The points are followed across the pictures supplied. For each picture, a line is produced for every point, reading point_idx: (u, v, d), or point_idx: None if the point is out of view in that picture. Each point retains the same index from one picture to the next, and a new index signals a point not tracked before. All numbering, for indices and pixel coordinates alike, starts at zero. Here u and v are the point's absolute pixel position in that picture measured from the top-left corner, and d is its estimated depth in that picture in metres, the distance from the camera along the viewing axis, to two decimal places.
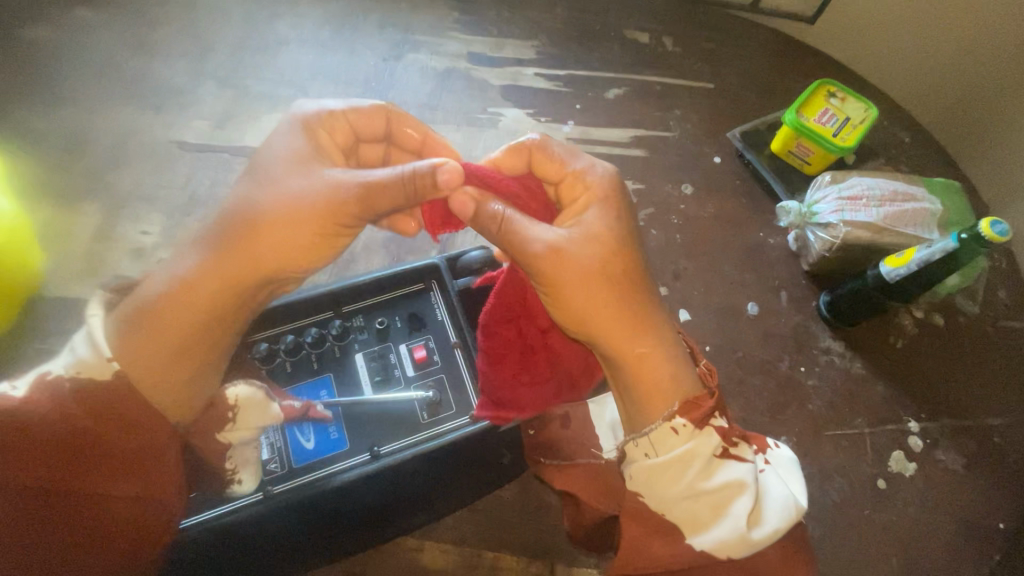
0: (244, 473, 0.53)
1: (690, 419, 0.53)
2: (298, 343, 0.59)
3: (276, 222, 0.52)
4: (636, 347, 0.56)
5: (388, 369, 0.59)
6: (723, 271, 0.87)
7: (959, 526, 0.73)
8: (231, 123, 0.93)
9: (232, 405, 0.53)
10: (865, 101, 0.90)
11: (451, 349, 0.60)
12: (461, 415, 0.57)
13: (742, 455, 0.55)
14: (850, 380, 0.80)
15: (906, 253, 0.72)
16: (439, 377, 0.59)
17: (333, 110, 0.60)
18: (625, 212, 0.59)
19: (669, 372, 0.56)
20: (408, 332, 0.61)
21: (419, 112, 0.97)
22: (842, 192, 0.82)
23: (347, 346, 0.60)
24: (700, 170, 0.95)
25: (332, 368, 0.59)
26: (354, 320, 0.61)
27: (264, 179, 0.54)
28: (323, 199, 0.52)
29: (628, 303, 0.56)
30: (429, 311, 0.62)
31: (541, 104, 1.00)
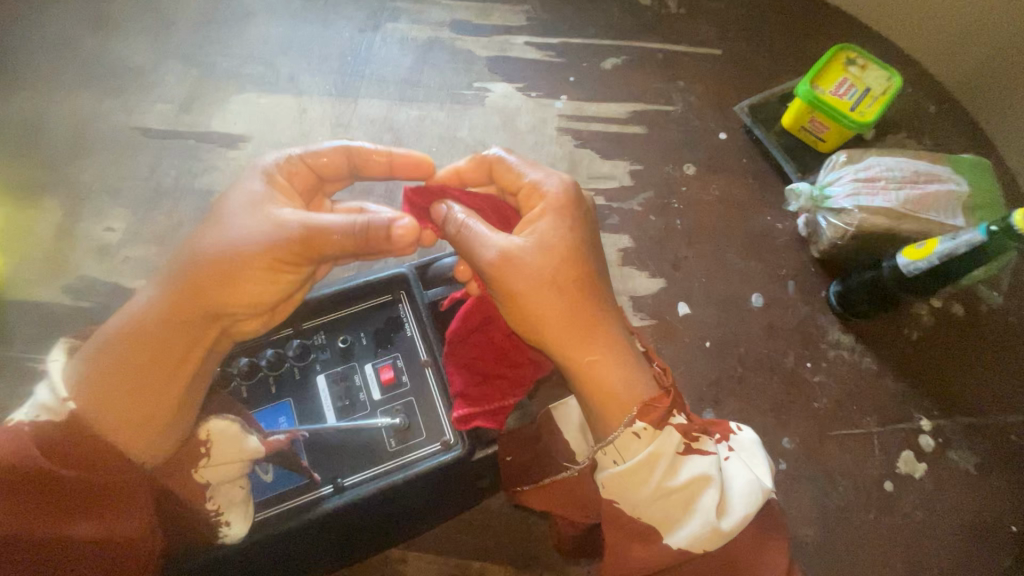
0: (231, 514, 0.48)
1: (648, 419, 0.49)
2: (253, 367, 0.53)
3: (225, 271, 0.49)
4: (590, 351, 0.50)
5: (353, 393, 0.53)
6: (726, 259, 0.81)
7: (969, 530, 0.69)
8: (198, 106, 0.86)
9: (204, 439, 0.48)
10: (888, 69, 0.81)
11: (422, 367, 0.54)
12: (430, 442, 0.51)
13: (705, 446, 0.51)
14: (859, 376, 0.76)
15: (927, 245, 0.66)
16: (408, 401, 0.53)
17: (292, 154, 0.57)
18: (586, 218, 0.55)
19: (629, 379, 0.50)
20: (374, 350, 0.55)
21: (399, 89, 0.90)
22: (859, 173, 0.76)
23: (308, 368, 0.54)
24: (704, 147, 0.88)
25: (290, 392, 0.53)
26: (315, 337, 0.56)
27: (213, 227, 0.50)
28: (271, 245, 0.49)
29: (583, 306, 0.51)
30: (399, 325, 0.56)
31: (531, 77, 0.92)
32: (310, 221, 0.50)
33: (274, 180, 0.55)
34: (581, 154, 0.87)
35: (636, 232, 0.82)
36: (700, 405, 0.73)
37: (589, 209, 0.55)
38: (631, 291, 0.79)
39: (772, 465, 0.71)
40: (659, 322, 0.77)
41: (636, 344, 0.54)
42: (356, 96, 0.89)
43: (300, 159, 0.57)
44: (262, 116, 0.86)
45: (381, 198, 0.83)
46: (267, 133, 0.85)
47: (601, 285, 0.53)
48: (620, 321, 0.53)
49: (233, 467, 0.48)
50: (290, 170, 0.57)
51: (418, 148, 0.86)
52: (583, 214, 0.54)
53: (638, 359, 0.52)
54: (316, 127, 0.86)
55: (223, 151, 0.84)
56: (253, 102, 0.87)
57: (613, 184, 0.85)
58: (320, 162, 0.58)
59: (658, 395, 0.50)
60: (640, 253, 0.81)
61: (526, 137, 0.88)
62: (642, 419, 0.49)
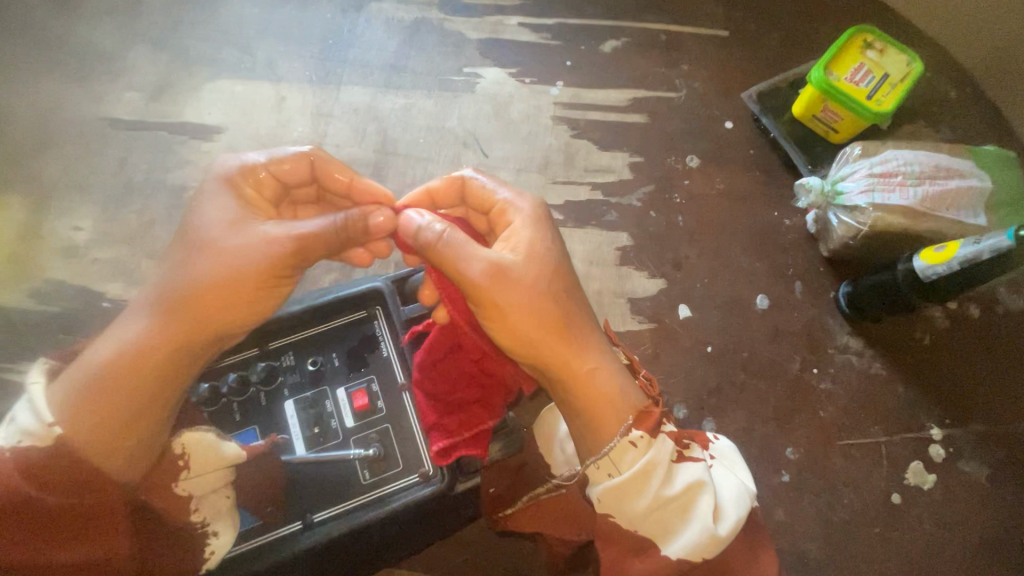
0: (218, 524, 0.45)
1: (647, 426, 0.45)
2: (215, 392, 0.48)
3: (208, 295, 0.44)
4: (587, 360, 0.46)
5: (324, 420, 0.49)
6: (730, 258, 0.77)
7: (980, 546, 0.65)
8: (168, 94, 0.81)
9: (179, 450, 0.44)
10: (909, 53, 0.75)
11: (399, 392, 0.50)
12: (407, 475, 0.48)
13: (695, 453, 0.47)
14: (868, 383, 0.72)
15: (948, 248, 0.61)
16: (384, 429, 0.49)
17: (253, 162, 0.50)
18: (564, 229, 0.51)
19: (628, 392, 0.47)
20: (348, 372, 0.51)
21: (384, 76, 0.84)
22: (874, 168, 0.70)
23: (276, 393, 0.49)
24: (708, 138, 0.82)
25: (256, 420, 0.49)
26: (283, 358, 0.51)
27: (186, 251, 0.45)
28: (260, 260, 0.44)
29: (576, 324, 0.46)
30: (374, 345, 0.51)
31: (525, 61, 0.86)
32: (300, 235, 0.45)
33: (242, 194, 0.48)
34: (578, 145, 0.82)
35: (635, 229, 0.78)
36: (700, 414, 0.70)
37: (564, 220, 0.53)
38: (629, 293, 0.75)
39: (775, 477, 0.68)
40: (658, 325, 0.73)
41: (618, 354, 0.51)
42: (339, 83, 0.83)
43: (264, 168, 0.50)
44: (238, 105, 0.81)
45: None
46: (243, 124, 0.80)
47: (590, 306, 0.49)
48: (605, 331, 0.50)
49: (217, 477, 0.44)
50: (258, 180, 0.50)
51: (404, 139, 0.81)
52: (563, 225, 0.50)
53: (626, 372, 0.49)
54: (295, 116, 0.81)
55: (197, 143, 0.79)
56: (228, 90, 0.82)
57: (611, 178, 0.81)
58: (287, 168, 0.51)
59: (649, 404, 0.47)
60: (640, 252, 0.77)
61: (519, 127, 0.83)
62: (641, 426, 0.45)
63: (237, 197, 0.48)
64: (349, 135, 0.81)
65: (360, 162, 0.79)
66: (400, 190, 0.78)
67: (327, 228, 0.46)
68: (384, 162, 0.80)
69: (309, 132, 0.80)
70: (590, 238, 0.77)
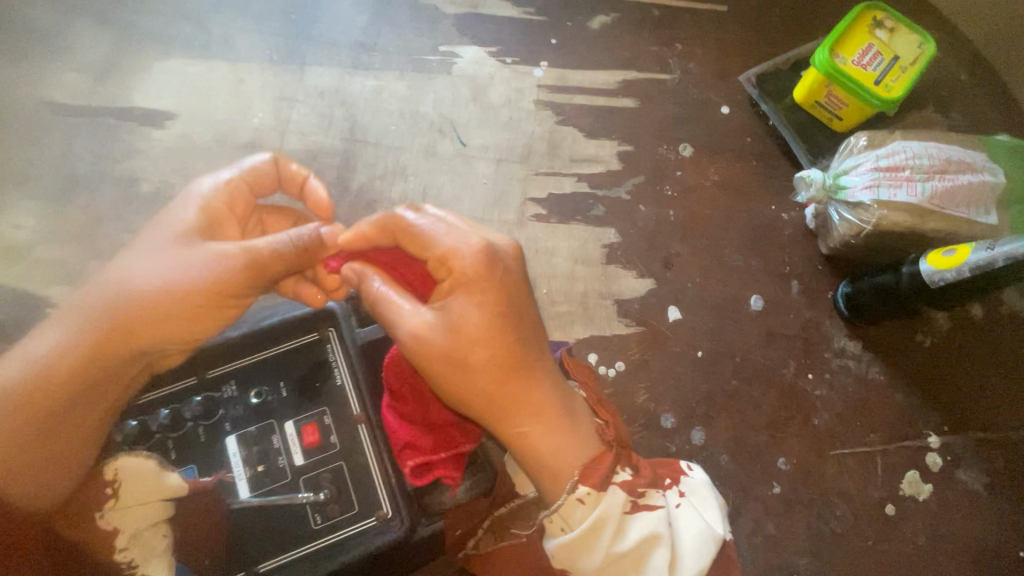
0: (148, 567, 0.39)
1: (593, 481, 0.41)
2: (144, 428, 0.44)
3: (153, 309, 0.41)
4: (519, 423, 0.42)
5: (271, 457, 0.44)
6: (723, 255, 0.72)
7: (975, 558, 0.63)
8: (113, 76, 0.74)
9: (111, 477, 0.40)
10: (921, 33, 0.69)
11: (353, 425, 0.45)
12: (363, 518, 0.43)
13: (654, 499, 0.43)
14: (865, 389, 0.68)
15: (959, 251, 0.57)
16: (337, 467, 0.44)
17: (225, 175, 0.48)
18: (506, 281, 0.43)
19: (574, 450, 0.42)
20: (297, 403, 0.46)
21: (352, 55, 0.77)
22: (880, 160, 0.65)
23: (216, 428, 0.45)
24: (703, 124, 0.77)
25: (193, 458, 0.44)
26: (223, 389, 0.46)
27: (135, 260, 0.43)
28: (202, 276, 0.42)
29: (509, 395, 0.42)
30: (326, 373, 0.47)
31: (507, 39, 0.79)
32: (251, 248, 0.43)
33: (208, 207, 0.46)
34: (563, 133, 0.76)
35: (623, 225, 0.73)
36: (688, 423, 0.66)
37: (513, 255, 0.45)
38: (616, 294, 0.70)
39: (765, 489, 0.64)
40: (646, 329, 0.69)
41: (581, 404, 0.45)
42: (303, 63, 0.76)
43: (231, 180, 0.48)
44: (191, 87, 0.74)
45: (331, 186, 0.72)
46: (198, 109, 0.73)
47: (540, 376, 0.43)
48: (560, 381, 0.44)
49: (152, 509, 0.40)
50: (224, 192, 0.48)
51: (374, 126, 0.75)
52: (504, 284, 0.43)
53: (582, 423, 0.44)
54: (255, 100, 0.75)
55: (146, 131, 0.72)
56: (180, 70, 0.75)
57: (598, 168, 0.75)
58: (258, 182, 0.50)
59: (600, 452, 0.43)
60: (628, 250, 0.72)
61: (500, 112, 0.76)
62: (586, 482, 0.41)
63: (202, 210, 0.46)
64: (314, 122, 0.74)
65: (327, 151, 0.73)
66: (369, 182, 0.72)
67: (279, 241, 0.43)
68: (352, 151, 0.73)
69: (270, 118, 0.74)
70: (575, 235, 0.72)
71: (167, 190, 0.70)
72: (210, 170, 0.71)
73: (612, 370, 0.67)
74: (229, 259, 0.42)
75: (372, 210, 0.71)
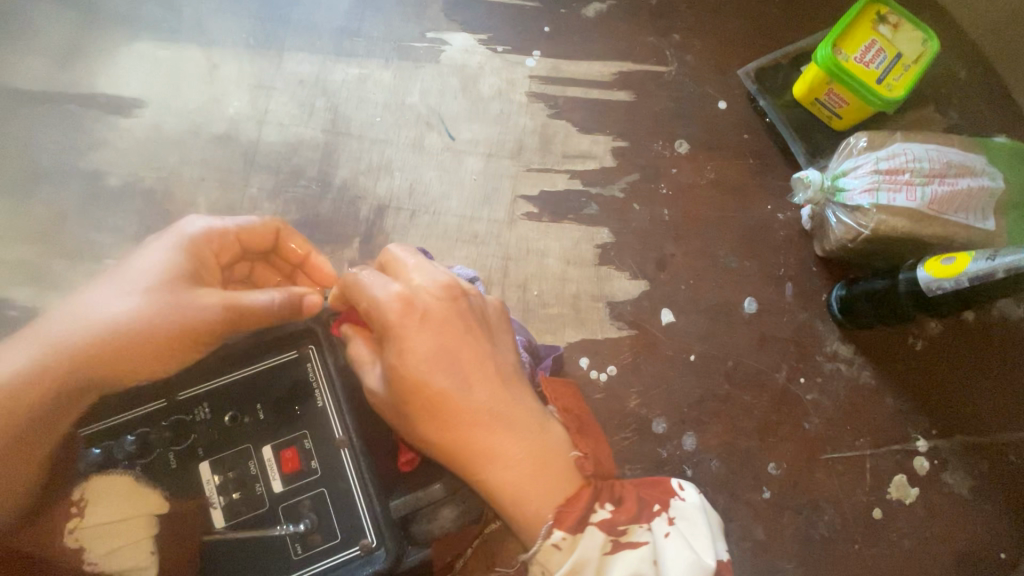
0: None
1: (568, 525, 0.42)
2: (108, 456, 0.41)
3: (116, 347, 0.43)
4: (477, 472, 0.44)
5: (248, 484, 0.42)
6: (718, 257, 0.71)
7: (957, 560, 0.64)
8: (77, 60, 0.69)
9: (79, 498, 0.40)
10: (925, 30, 0.67)
11: (336, 450, 0.43)
12: (345, 548, 0.41)
13: (637, 536, 0.43)
14: (855, 393, 0.68)
15: (958, 260, 0.56)
16: (317, 494, 0.42)
17: (220, 226, 0.49)
18: (424, 325, 0.45)
19: (540, 492, 0.44)
20: (275, 426, 0.43)
21: (334, 41, 0.73)
22: (880, 163, 0.64)
23: (189, 453, 0.42)
24: (700, 120, 0.74)
25: (166, 485, 0.41)
26: (195, 411, 0.43)
27: (114, 294, 0.45)
28: (177, 324, 0.44)
29: (459, 447, 0.44)
30: (307, 394, 0.44)
31: (498, 26, 0.76)
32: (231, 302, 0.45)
33: (195, 253, 0.47)
34: (555, 127, 0.73)
35: (618, 225, 0.71)
36: (680, 428, 0.65)
37: (440, 302, 0.46)
38: (609, 296, 0.69)
39: (755, 494, 0.64)
40: (639, 332, 0.68)
41: (544, 437, 0.46)
42: (281, 49, 0.72)
43: (223, 229, 0.49)
44: (161, 73, 0.70)
45: (313, 180, 0.68)
46: (169, 97, 0.69)
47: (484, 423, 0.44)
48: (517, 426, 0.45)
49: (132, 526, 0.40)
50: (215, 242, 0.48)
51: (358, 118, 0.71)
52: (421, 326, 0.45)
53: (549, 463, 0.45)
54: (230, 89, 0.70)
55: (113, 121, 0.68)
56: (148, 55, 0.70)
57: (591, 165, 0.72)
58: (251, 236, 0.50)
59: (578, 489, 0.44)
60: (621, 251, 0.70)
61: (490, 105, 0.73)
62: (560, 526, 0.43)
63: (188, 254, 0.47)
64: (294, 112, 0.70)
65: (308, 144, 0.70)
66: (353, 177, 0.69)
67: (259, 300, 0.45)
68: (335, 144, 0.70)
69: (247, 108, 0.70)
70: (568, 234, 0.70)
71: (136, 184, 0.67)
72: (183, 164, 0.68)
73: (604, 374, 0.66)
74: (204, 313, 0.44)
75: (356, 207, 0.68)
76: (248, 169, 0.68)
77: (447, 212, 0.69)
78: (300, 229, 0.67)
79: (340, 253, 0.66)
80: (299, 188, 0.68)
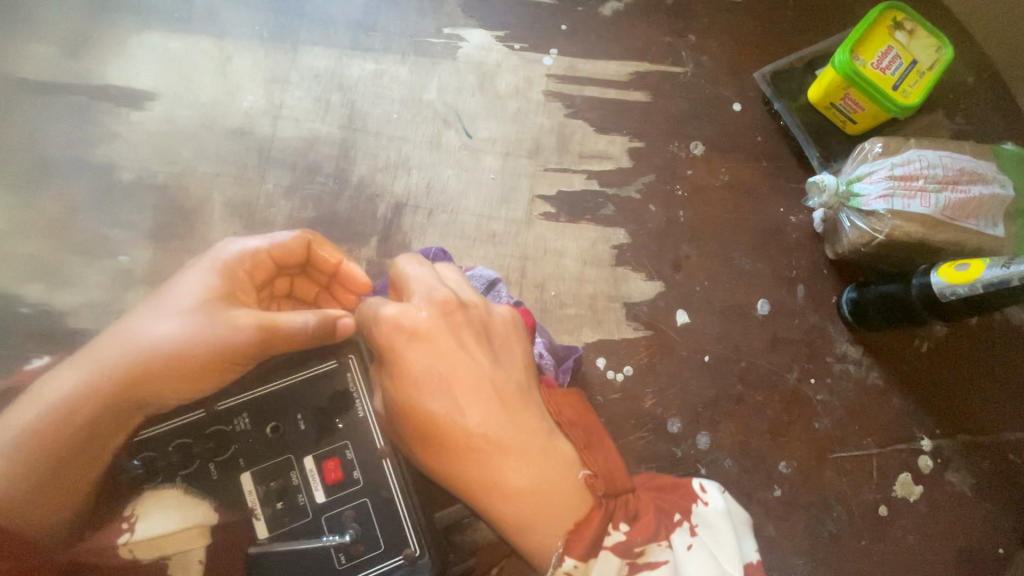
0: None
1: (579, 553, 0.42)
2: (152, 466, 0.42)
3: (155, 367, 0.43)
4: (482, 500, 0.44)
5: (290, 495, 0.43)
6: (732, 259, 0.71)
7: (957, 555, 0.66)
8: (85, 50, 0.67)
9: (130, 513, 0.42)
10: (939, 36, 0.68)
11: (377, 460, 0.45)
12: (389, 557, 0.43)
13: (654, 555, 0.43)
14: (864, 394, 0.69)
15: (972, 267, 0.58)
16: (359, 504, 0.44)
17: (253, 245, 0.49)
18: (414, 347, 0.45)
19: (546, 519, 0.43)
20: (316, 437, 0.45)
21: (349, 34, 0.72)
22: (894, 169, 0.65)
23: (231, 463, 0.43)
24: (715, 122, 0.75)
25: (210, 493, 0.42)
26: (235, 422, 0.44)
27: (154, 315, 0.44)
28: (217, 343, 0.43)
29: (460, 474, 0.45)
30: (345, 405, 0.45)
31: (515, 22, 0.75)
32: (269, 321, 0.44)
33: (231, 273, 0.47)
34: (572, 127, 0.73)
35: (634, 226, 0.71)
36: (695, 428, 0.66)
37: (431, 318, 0.46)
38: (625, 297, 0.69)
39: (766, 492, 0.66)
40: (654, 333, 0.68)
41: (546, 462, 0.44)
42: (296, 42, 0.71)
43: (258, 249, 0.49)
44: (172, 65, 0.68)
45: (329, 177, 0.68)
46: (181, 90, 0.68)
47: (481, 450, 0.44)
48: (516, 452, 0.44)
49: (182, 537, 0.41)
50: (250, 261, 0.49)
51: (375, 114, 0.70)
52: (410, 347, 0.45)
53: (555, 486, 0.44)
54: (244, 82, 0.69)
55: (124, 113, 0.67)
56: (158, 45, 0.69)
57: (608, 165, 0.73)
58: (284, 253, 0.50)
59: (589, 511, 0.43)
60: (637, 252, 0.70)
61: (507, 103, 0.73)
62: (572, 554, 0.42)
63: (226, 274, 0.47)
64: (309, 107, 0.69)
65: (324, 140, 0.69)
66: (370, 174, 0.68)
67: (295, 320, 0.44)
68: (352, 141, 0.69)
69: (261, 102, 0.69)
70: (584, 234, 0.70)
71: (149, 179, 0.65)
72: (196, 159, 0.66)
73: (620, 375, 0.67)
74: (243, 332, 0.44)
75: (373, 205, 0.68)
76: (263, 165, 0.67)
77: (464, 211, 0.69)
78: (317, 227, 0.66)
79: (358, 252, 0.66)
80: (316, 184, 0.67)
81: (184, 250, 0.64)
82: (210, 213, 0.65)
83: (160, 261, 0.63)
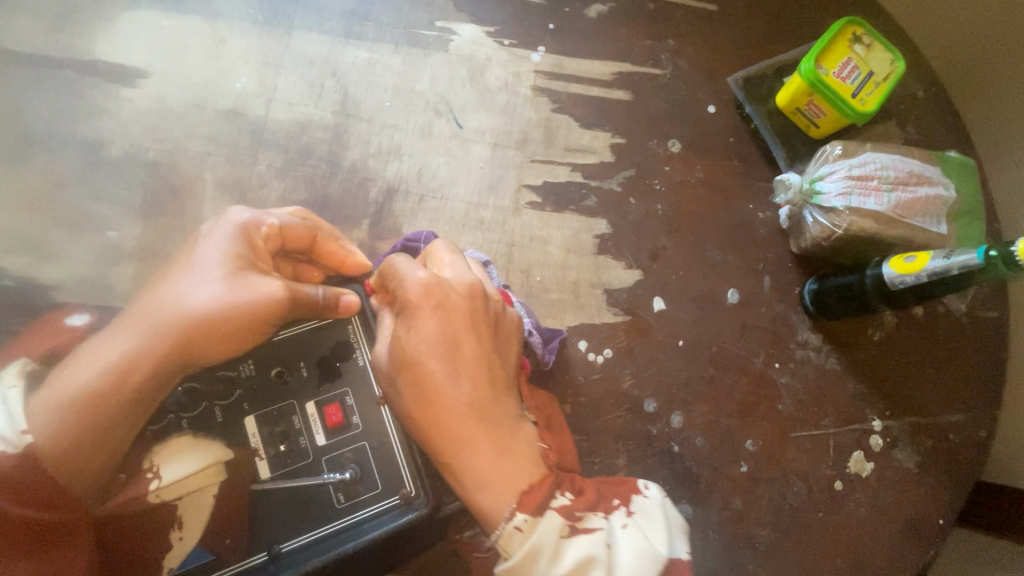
0: (187, 526, 0.45)
1: (529, 509, 0.47)
2: (161, 408, 0.47)
3: (191, 330, 0.46)
4: (456, 447, 0.48)
5: (293, 437, 0.48)
6: (705, 250, 0.76)
7: (904, 527, 0.71)
8: (74, 25, 0.68)
9: (150, 465, 0.45)
10: (893, 51, 0.74)
11: (376, 407, 0.50)
12: (387, 497, 0.48)
13: (591, 523, 0.48)
14: (823, 377, 0.74)
15: (919, 259, 0.63)
16: (356, 447, 0.49)
17: (267, 219, 0.52)
18: (431, 312, 0.50)
19: (504, 479, 0.48)
20: (318, 384, 0.50)
21: (343, 23, 0.74)
22: (852, 170, 0.70)
23: (236, 407, 0.48)
24: (691, 122, 0.79)
25: (218, 436, 0.47)
26: (240, 367, 0.49)
27: (186, 284, 0.47)
28: (246, 306, 0.46)
29: (433, 411, 0.48)
30: (347, 353, 0.51)
31: (503, 20, 0.78)
32: (295, 288, 0.48)
33: (248, 241, 0.50)
34: (558, 121, 0.77)
35: (614, 217, 0.75)
36: (669, 408, 0.70)
37: (460, 298, 0.51)
38: (605, 283, 0.73)
39: (734, 467, 0.70)
40: (633, 318, 0.72)
41: (519, 440, 0.50)
42: (289, 27, 0.72)
43: (271, 221, 0.52)
44: (164, 44, 0.69)
45: (322, 160, 0.69)
46: (171, 69, 0.69)
47: (466, 405, 0.49)
48: (501, 417, 0.50)
49: (201, 478, 0.45)
50: (265, 229, 0.51)
51: (367, 102, 0.72)
52: (428, 312, 0.50)
53: (515, 456, 0.49)
54: (236, 63, 0.70)
55: (114, 89, 0.67)
56: (150, 24, 0.69)
57: (591, 159, 0.76)
58: (295, 230, 0.53)
59: (541, 478, 0.49)
60: (618, 241, 0.74)
61: (496, 96, 0.76)
62: (523, 510, 0.47)
63: (245, 243, 0.50)
64: (302, 91, 0.71)
65: (316, 125, 0.70)
66: (362, 159, 0.70)
67: (313, 292, 0.50)
68: (345, 126, 0.71)
69: (254, 84, 0.70)
70: (568, 224, 0.74)
71: (137, 156, 0.66)
72: (187, 137, 0.67)
73: (600, 357, 0.70)
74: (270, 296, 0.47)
75: (365, 189, 0.69)
76: (255, 145, 0.68)
77: (454, 198, 0.72)
78: (310, 208, 0.67)
79: (349, 235, 0.67)
80: (307, 167, 0.69)
81: (172, 227, 0.64)
82: (200, 191, 0.65)
83: (149, 237, 0.63)
